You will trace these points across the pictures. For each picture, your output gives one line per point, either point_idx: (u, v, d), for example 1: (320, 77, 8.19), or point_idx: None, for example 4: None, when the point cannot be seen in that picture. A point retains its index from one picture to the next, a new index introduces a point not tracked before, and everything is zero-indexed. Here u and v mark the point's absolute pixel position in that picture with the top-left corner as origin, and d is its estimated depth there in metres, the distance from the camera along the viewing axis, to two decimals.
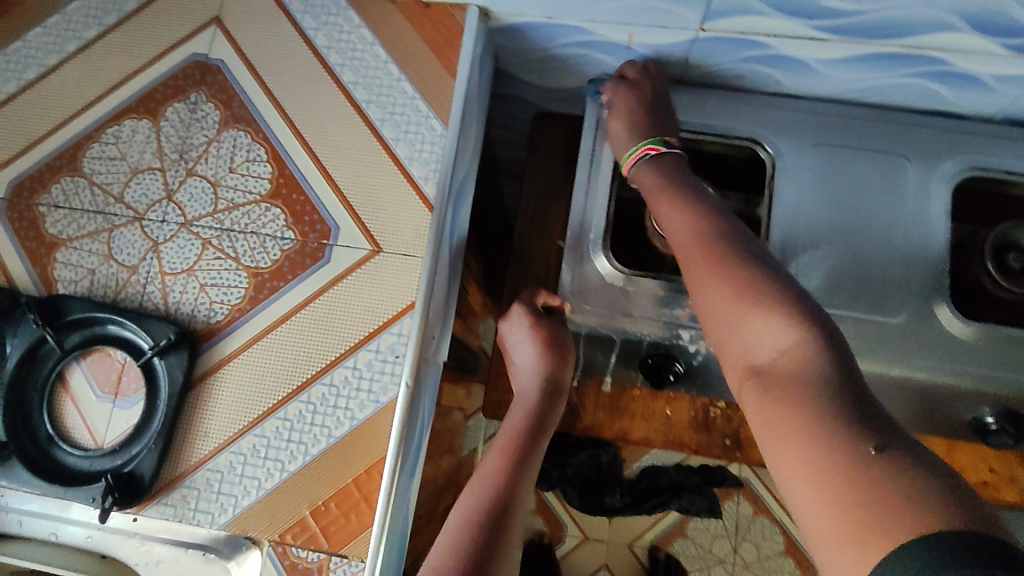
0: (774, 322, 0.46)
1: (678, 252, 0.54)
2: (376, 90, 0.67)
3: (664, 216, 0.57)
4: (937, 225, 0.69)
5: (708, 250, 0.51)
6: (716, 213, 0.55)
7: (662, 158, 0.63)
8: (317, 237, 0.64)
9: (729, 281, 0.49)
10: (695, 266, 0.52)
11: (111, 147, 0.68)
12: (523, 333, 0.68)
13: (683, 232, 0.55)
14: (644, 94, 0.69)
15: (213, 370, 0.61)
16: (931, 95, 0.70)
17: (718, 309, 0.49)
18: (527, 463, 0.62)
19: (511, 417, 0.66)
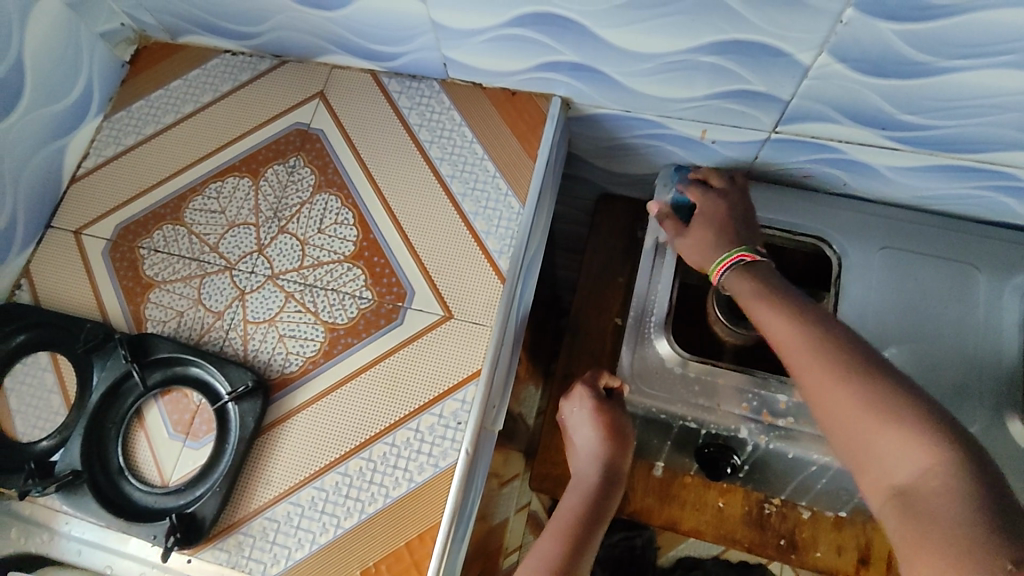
0: (914, 439, 0.45)
1: (788, 356, 0.54)
2: (461, 167, 0.71)
3: (766, 317, 0.57)
4: (1010, 336, 0.68)
5: (824, 357, 0.51)
6: (820, 314, 0.55)
7: (759, 264, 0.62)
8: (393, 300, 0.67)
9: (858, 395, 0.48)
10: (809, 378, 0.51)
11: (212, 201, 0.74)
12: (584, 417, 0.68)
13: (788, 338, 0.55)
14: (732, 205, 0.69)
15: (281, 420, 0.64)
16: (1000, 207, 0.71)
17: (853, 435, 0.48)
18: (583, 551, 0.61)
19: (569, 500, 0.66)
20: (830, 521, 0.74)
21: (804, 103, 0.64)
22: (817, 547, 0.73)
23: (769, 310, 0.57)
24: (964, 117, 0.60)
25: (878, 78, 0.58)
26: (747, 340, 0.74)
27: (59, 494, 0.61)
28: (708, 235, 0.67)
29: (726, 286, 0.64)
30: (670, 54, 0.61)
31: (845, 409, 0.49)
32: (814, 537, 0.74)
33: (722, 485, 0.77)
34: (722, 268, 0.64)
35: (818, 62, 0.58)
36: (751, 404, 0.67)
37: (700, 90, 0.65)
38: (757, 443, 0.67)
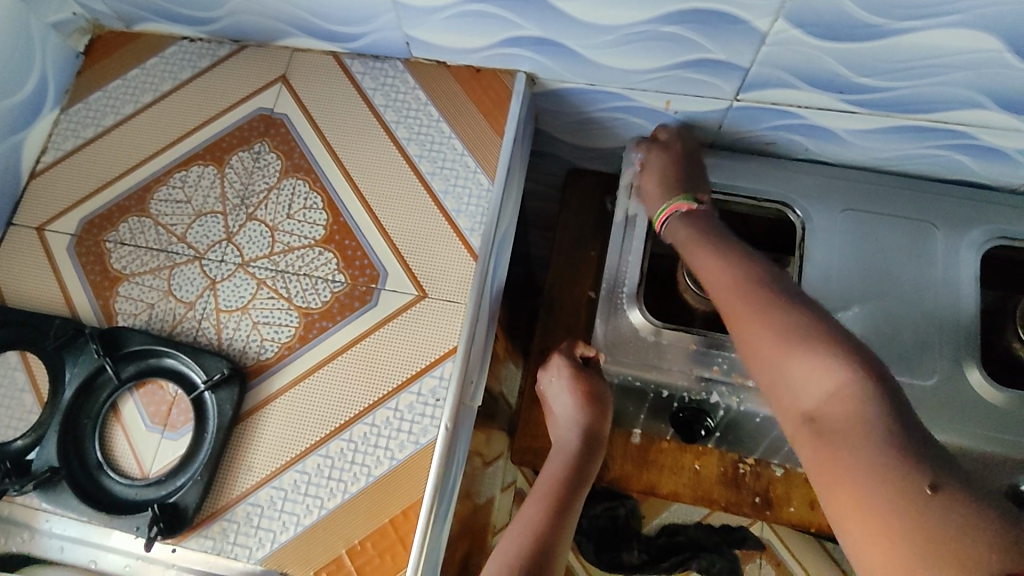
0: (809, 364, 0.49)
1: (718, 297, 0.59)
2: (428, 146, 0.71)
3: (704, 264, 0.62)
4: (966, 292, 0.71)
5: (744, 295, 0.56)
6: (752, 260, 0.59)
7: (698, 214, 0.68)
8: (366, 282, 0.66)
9: (772, 328, 0.52)
10: (735, 315, 0.56)
11: (178, 190, 0.73)
12: (558, 384, 0.71)
13: (721, 280, 0.59)
14: (676, 155, 0.74)
15: (259, 406, 0.63)
16: (955, 165, 0.74)
17: (763, 364, 0.52)
18: (566, 513, 0.65)
19: (551, 466, 0.69)
20: (802, 477, 0.77)
21: (764, 70, 0.64)
22: (789, 502, 0.76)
23: (705, 258, 0.63)
24: (918, 77, 0.61)
25: (834, 42, 0.59)
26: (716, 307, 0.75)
27: (38, 492, 0.61)
28: (655, 192, 0.74)
29: (669, 235, 0.70)
30: (630, 25, 0.62)
31: (757, 345, 0.53)
32: (787, 493, 0.77)
33: (697, 448, 0.80)
34: (664, 219, 0.71)
35: (776, 28, 0.59)
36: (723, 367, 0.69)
37: (662, 60, 0.66)
38: (730, 405, 0.69)
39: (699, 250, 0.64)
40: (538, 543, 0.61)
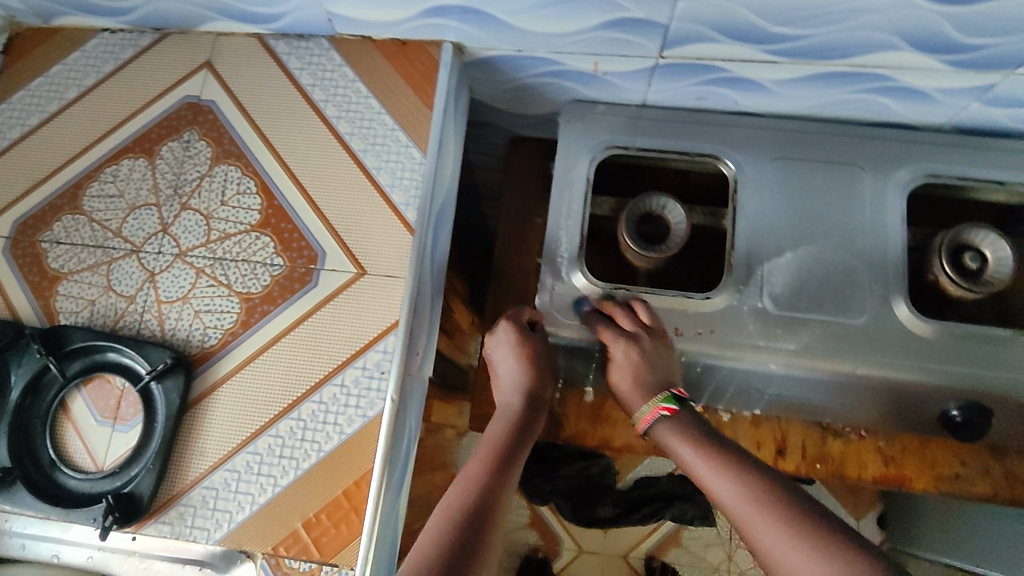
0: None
1: (728, 506, 0.54)
2: (358, 123, 0.70)
3: (711, 480, 0.57)
4: (893, 232, 0.73)
5: (764, 522, 0.51)
6: (758, 467, 0.56)
7: (680, 416, 0.64)
8: (305, 263, 0.67)
9: (776, 526, 0.51)
10: (761, 537, 0.51)
11: (110, 185, 0.72)
12: (505, 349, 0.72)
13: (734, 497, 0.54)
14: (639, 362, 0.68)
15: (206, 392, 0.64)
16: (880, 108, 0.75)
17: (785, 564, 0.49)
18: (508, 469, 0.63)
19: (494, 427, 0.69)
20: (749, 419, 0.81)
21: (683, 25, 0.65)
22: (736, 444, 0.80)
23: (710, 469, 0.57)
24: (831, 23, 0.62)
25: None
26: (656, 265, 0.77)
27: None
28: (626, 379, 0.69)
29: (654, 437, 0.65)
30: None
31: (795, 565, 0.48)
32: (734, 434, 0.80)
33: None
34: (648, 419, 0.66)
35: None
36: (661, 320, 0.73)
37: (582, 22, 0.66)
38: None
39: (703, 459, 0.58)
40: (480, 496, 0.58)
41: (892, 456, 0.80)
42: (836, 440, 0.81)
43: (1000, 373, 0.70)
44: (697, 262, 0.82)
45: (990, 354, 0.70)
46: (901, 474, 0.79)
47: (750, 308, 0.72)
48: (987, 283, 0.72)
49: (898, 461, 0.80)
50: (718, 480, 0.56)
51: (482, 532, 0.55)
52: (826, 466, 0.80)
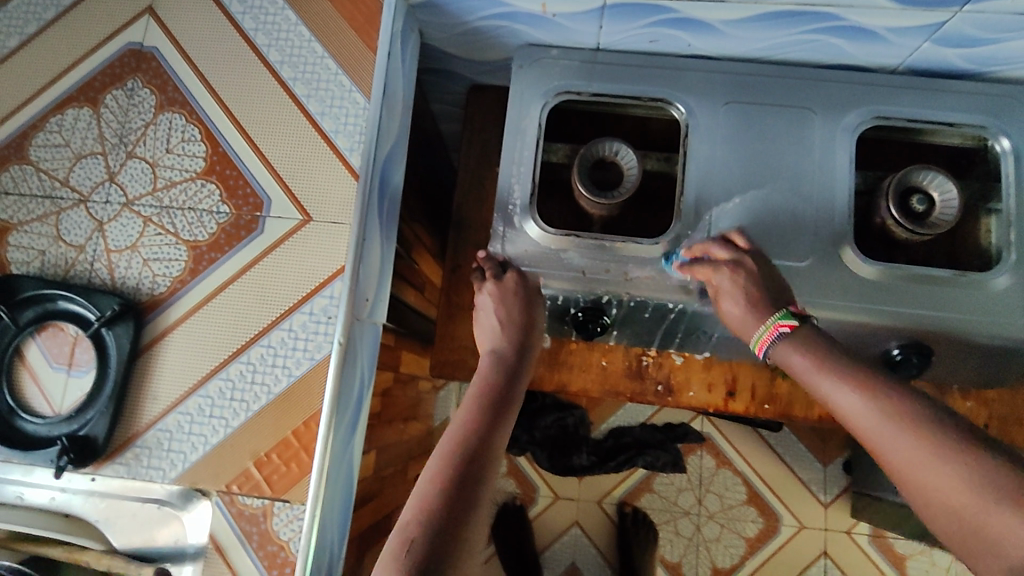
0: (1007, 508, 0.44)
1: (856, 423, 0.53)
2: (301, 68, 0.70)
3: (826, 390, 0.55)
4: (841, 175, 0.74)
5: (896, 437, 0.50)
6: (891, 382, 0.53)
7: (802, 332, 0.59)
8: (251, 210, 0.67)
9: (908, 441, 0.49)
10: (897, 451, 0.50)
11: (55, 134, 0.71)
12: (490, 306, 0.73)
13: (866, 414, 0.52)
14: (756, 279, 0.64)
15: (157, 338, 0.65)
16: (833, 48, 0.74)
17: (921, 476, 0.48)
18: (501, 416, 0.65)
19: (483, 376, 0.70)
20: (700, 361, 0.83)
21: None
22: (689, 387, 0.83)
23: (827, 381, 0.55)
24: None
25: None
26: (611, 212, 0.77)
27: None
28: (738, 311, 0.63)
29: (773, 357, 0.60)
30: None
31: (934, 476, 0.48)
32: (686, 378, 0.83)
33: (605, 346, 0.85)
34: (768, 339, 0.60)
35: None
36: (610, 266, 0.72)
37: None
38: (621, 299, 0.73)
39: (815, 366, 0.56)
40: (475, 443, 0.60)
41: None
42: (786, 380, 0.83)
43: (940, 314, 0.71)
44: (653, 207, 0.82)
45: (933, 295, 0.71)
46: None
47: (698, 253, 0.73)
48: (933, 225, 0.71)
49: None
50: (840, 394, 0.54)
51: (478, 475, 0.57)
52: (775, 406, 0.82)
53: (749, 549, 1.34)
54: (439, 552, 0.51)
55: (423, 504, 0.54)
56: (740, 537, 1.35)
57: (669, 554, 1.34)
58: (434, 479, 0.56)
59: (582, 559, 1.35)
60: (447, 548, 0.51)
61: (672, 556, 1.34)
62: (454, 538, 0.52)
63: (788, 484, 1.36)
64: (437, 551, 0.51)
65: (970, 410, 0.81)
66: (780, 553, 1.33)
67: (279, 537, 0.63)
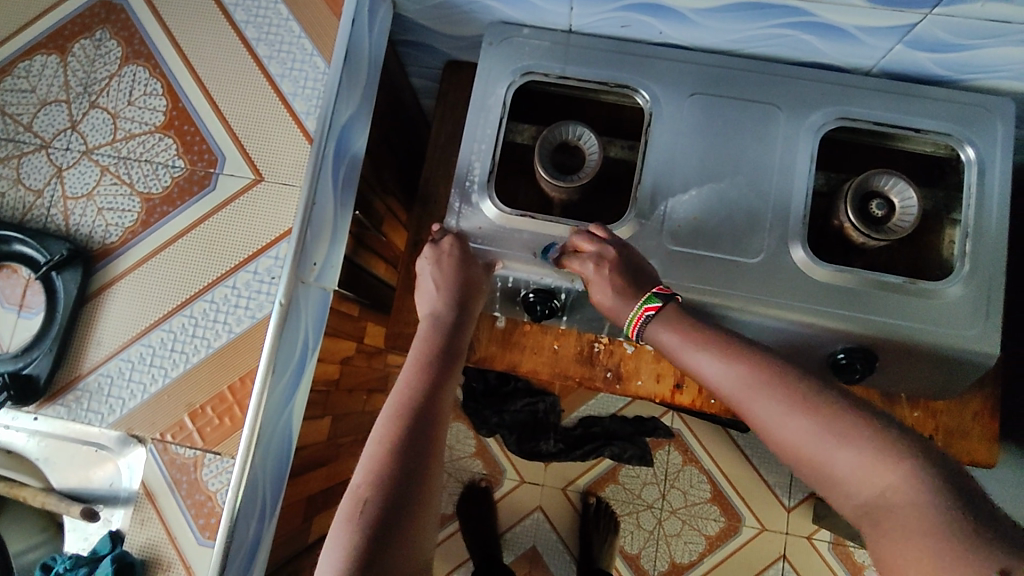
0: (848, 453, 0.46)
1: (729, 395, 0.54)
2: (266, 30, 0.70)
3: (699, 364, 0.56)
4: (801, 174, 0.73)
5: (760, 399, 0.50)
6: (756, 348, 0.54)
7: (666, 311, 0.60)
8: (205, 166, 0.68)
9: (777, 404, 0.50)
10: (761, 413, 0.50)
11: (23, 79, 0.72)
12: (429, 272, 0.72)
13: (729, 380, 0.53)
14: (615, 264, 0.64)
15: (106, 286, 0.67)
16: (804, 45, 0.73)
17: (788, 437, 0.49)
18: (448, 377, 0.64)
19: (427, 338, 0.68)
20: (651, 351, 0.82)
21: None
22: (637, 376, 0.82)
23: (699, 357, 0.56)
24: None
25: None
26: (570, 195, 0.75)
27: None
28: (609, 298, 0.63)
29: (653, 343, 0.62)
30: None
31: (797, 435, 0.48)
32: (636, 367, 0.82)
33: (559, 330, 0.84)
34: (635, 327, 0.61)
35: None
36: (562, 250, 0.72)
37: None
38: (571, 287, 0.72)
39: (682, 343, 0.57)
40: (423, 400, 0.59)
41: None
42: None
43: (887, 321, 0.70)
44: (612, 194, 0.82)
45: (884, 302, 0.70)
46: None
47: (650, 244, 0.73)
48: (891, 230, 0.70)
49: None
50: (713, 367, 0.54)
51: (431, 430, 0.57)
52: (721, 401, 0.81)
53: (709, 548, 1.29)
54: (394, 512, 0.51)
55: (374, 465, 0.53)
56: (701, 535, 1.29)
57: (629, 546, 1.29)
58: (382, 439, 0.55)
59: (544, 544, 1.31)
60: (402, 508, 0.51)
61: (632, 548, 1.29)
62: (408, 496, 0.52)
63: (753, 485, 1.30)
64: (390, 510, 0.50)
65: (916, 420, 0.81)
66: (741, 553, 1.28)
67: (208, 488, 0.65)
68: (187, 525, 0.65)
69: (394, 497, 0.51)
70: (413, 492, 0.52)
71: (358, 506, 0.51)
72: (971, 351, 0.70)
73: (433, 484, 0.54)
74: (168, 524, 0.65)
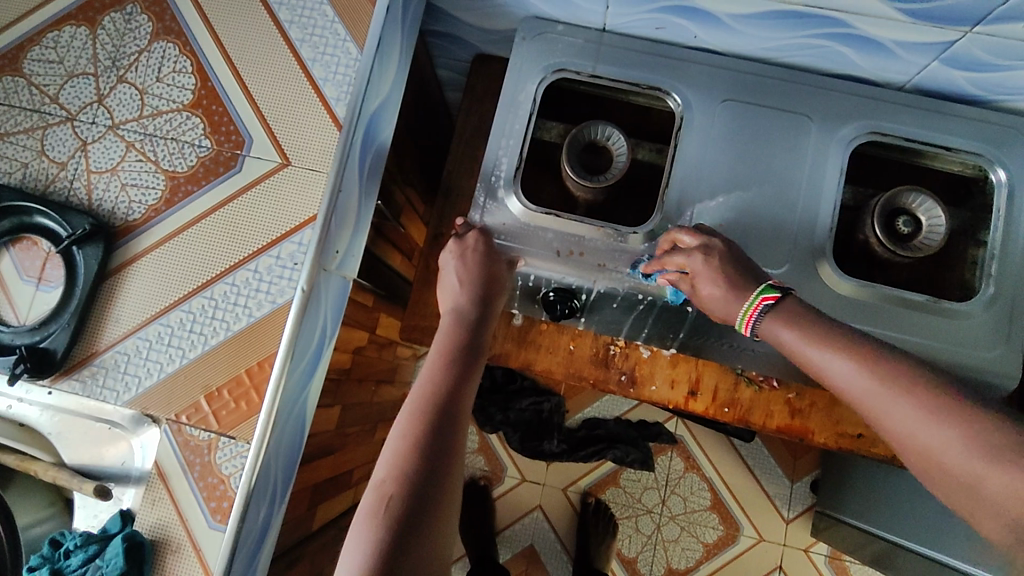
0: (1014, 472, 0.44)
1: (860, 397, 0.52)
2: (299, 12, 0.69)
3: (824, 362, 0.54)
4: (829, 186, 0.73)
5: (914, 405, 0.49)
6: (859, 347, 0.52)
7: (785, 304, 0.58)
8: (232, 147, 0.67)
9: (922, 413, 0.48)
10: (895, 416, 0.50)
11: (51, 50, 0.71)
12: (452, 266, 0.72)
13: (860, 383, 0.52)
14: (724, 256, 0.62)
15: (127, 263, 0.66)
16: (839, 57, 0.73)
17: (933, 446, 0.48)
18: (470, 373, 0.64)
19: (448, 333, 0.67)
20: (667, 357, 0.82)
21: None
22: (652, 381, 0.82)
23: (823, 355, 0.54)
24: None
25: None
26: (596, 196, 0.75)
27: None
28: (718, 293, 0.62)
29: (761, 333, 0.60)
30: None
31: (946, 446, 0.47)
32: (651, 372, 0.82)
33: (575, 330, 0.83)
34: (750, 318, 0.60)
35: None
36: (589, 252, 0.72)
37: None
38: (593, 287, 0.72)
39: (801, 338, 0.56)
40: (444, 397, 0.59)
41: (800, 409, 0.80)
42: (750, 386, 0.81)
43: (909, 338, 0.70)
44: (636, 199, 0.82)
45: (908, 320, 0.70)
46: (805, 427, 0.80)
47: None
48: (917, 248, 0.70)
49: (804, 415, 0.80)
50: (840, 366, 0.53)
51: (452, 427, 0.57)
52: (734, 410, 0.81)
53: (706, 555, 1.29)
54: (417, 509, 0.51)
55: (398, 462, 0.53)
56: (699, 542, 1.30)
57: (626, 549, 1.30)
58: (405, 435, 0.55)
59: (541, 543, 1.31)
60: (426, 507, 0.51)
61: (629, 551, 1.30)
62: (432, 492, 0.52)
63: (754, 496, 1.30)
64: (415, 506, 0.51)
65: None
66: (738, 562, 1.28)
67: (221, 471, 0.64)
68: (198, 507, 0.64)
69: (417, 495, 0.51)
70: (436, 490, 0.52)
71: (382, 503, 0.51)
72: (990, 373, 0.70)
73: (455, 483, 0.54)
74: (178, 505, 0.64)
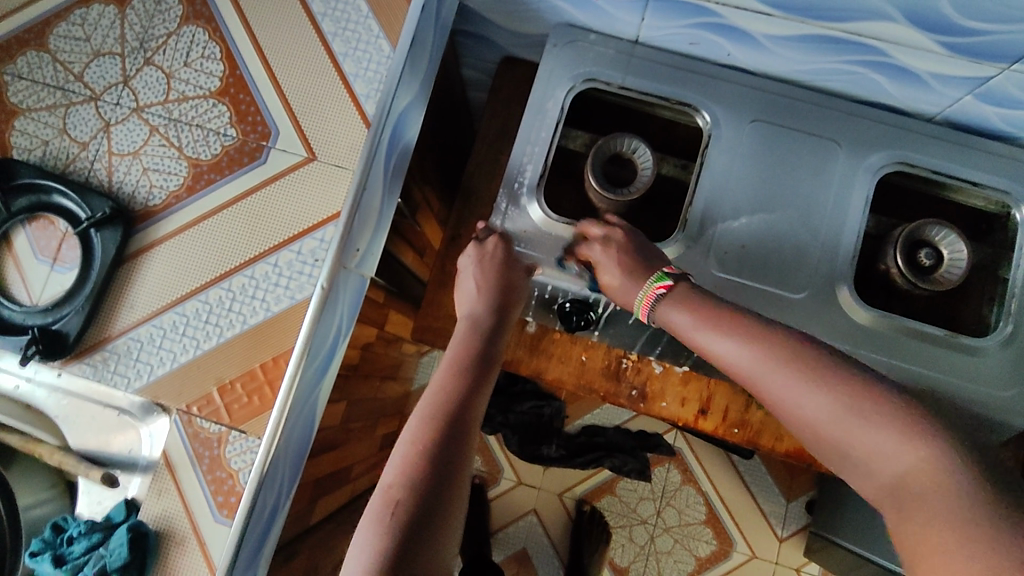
0: (882, 433, 0.44)
1: (741, 374, 0.52)
2: (332, 6, 0.68)
3: (712, 343, 0.54)
4: (854, 214, 0.73)
5: (772, 371, 0.49)
6: (769, 327, 0.52)
7: (675, 290, 0.59)
8: (257, 138, 0.67)
9: (784, 380, 0.48)
10: (776, 389, 0.49)
11: (77, 27, 0.70)
12: (471, 271, 0.71)
13: (746, 359, 0.51)
14: (624, 242, 0.65)
15: (145, 249, 0.65)
16: (872, 84, 0.72)
17: (808, 412, 0.47)
18: (483, 380, 0.63)
19: (461, 337, 0.66)
20: (679, 374, 0.82)
21: None
22: (662, 398, 0.82)
23: (713, 336, 0.54)
24: None
25: None
26: (618, 208, 0.74)
27: None
28: (618, 281, 0.64)
29: (659, 321, 0.61)
30: None
31: (817, 411, 0.47)
32: (662, 388, 0.82)
33: (588, 341, 0.83)
34: (646, 307, 0.61)
35: None
36: None
37: None
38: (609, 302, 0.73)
39: (699, 321, 0.56)
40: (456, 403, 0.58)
41: None
42: (760, 408, 0.81)
43: (924, 371, 0.70)
44: (659, 211, 0.82)
45: (924, 353, 0.70)
46: None
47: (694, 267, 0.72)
48: (936, 280, 0.70)
49: None
50: (728, 345, 0.52)
51: (463, 435, 0.56)
52: (744, 431, 0.81)
53: (698, 568, 1.29)
54: (424, 515, 0.50)
55: (407, 466, 0.53)
56: (691, 555, 1.30)
57: (619, 558, 1.30)
58: (416, 440, 0.55)
59: (535, 546, 1.31)
60: (434, 512, 0.51)
61: (621, 561, 1.30)
62: (441, 498, 0.52)
63: (748, 513, 1.30)
64: (423, 511, 0.50)
65: None
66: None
67: (229, 466, 0.63)
68: (204, 499, 0.63)
69: (425, 501, 0.51)
70: (445, 496, 0.52)
71: (390, 507, 0.51)
72: (1000, 410, 0.70)
73: (463, 489, 0.54)
74: (184, 496, 0.64)
